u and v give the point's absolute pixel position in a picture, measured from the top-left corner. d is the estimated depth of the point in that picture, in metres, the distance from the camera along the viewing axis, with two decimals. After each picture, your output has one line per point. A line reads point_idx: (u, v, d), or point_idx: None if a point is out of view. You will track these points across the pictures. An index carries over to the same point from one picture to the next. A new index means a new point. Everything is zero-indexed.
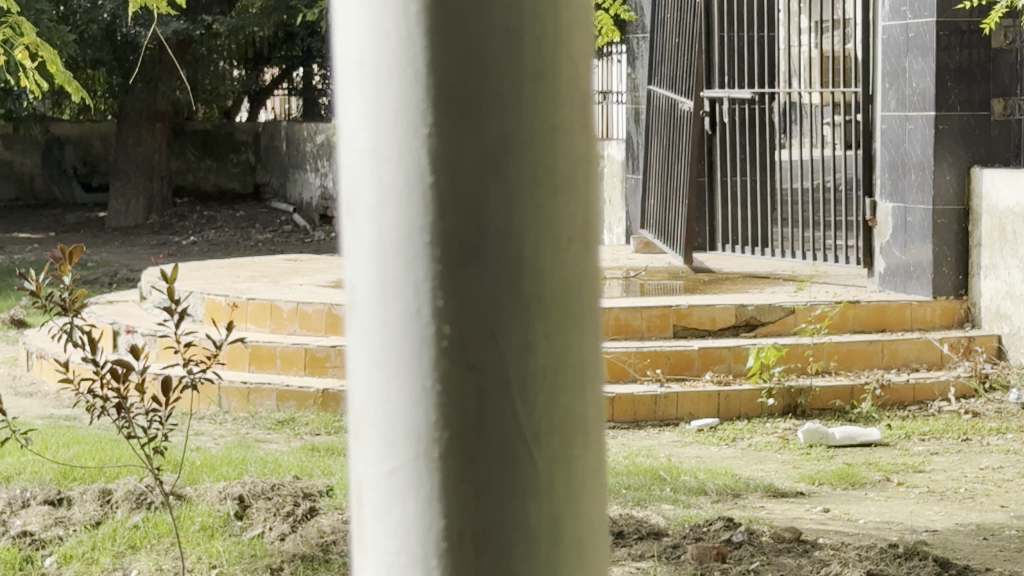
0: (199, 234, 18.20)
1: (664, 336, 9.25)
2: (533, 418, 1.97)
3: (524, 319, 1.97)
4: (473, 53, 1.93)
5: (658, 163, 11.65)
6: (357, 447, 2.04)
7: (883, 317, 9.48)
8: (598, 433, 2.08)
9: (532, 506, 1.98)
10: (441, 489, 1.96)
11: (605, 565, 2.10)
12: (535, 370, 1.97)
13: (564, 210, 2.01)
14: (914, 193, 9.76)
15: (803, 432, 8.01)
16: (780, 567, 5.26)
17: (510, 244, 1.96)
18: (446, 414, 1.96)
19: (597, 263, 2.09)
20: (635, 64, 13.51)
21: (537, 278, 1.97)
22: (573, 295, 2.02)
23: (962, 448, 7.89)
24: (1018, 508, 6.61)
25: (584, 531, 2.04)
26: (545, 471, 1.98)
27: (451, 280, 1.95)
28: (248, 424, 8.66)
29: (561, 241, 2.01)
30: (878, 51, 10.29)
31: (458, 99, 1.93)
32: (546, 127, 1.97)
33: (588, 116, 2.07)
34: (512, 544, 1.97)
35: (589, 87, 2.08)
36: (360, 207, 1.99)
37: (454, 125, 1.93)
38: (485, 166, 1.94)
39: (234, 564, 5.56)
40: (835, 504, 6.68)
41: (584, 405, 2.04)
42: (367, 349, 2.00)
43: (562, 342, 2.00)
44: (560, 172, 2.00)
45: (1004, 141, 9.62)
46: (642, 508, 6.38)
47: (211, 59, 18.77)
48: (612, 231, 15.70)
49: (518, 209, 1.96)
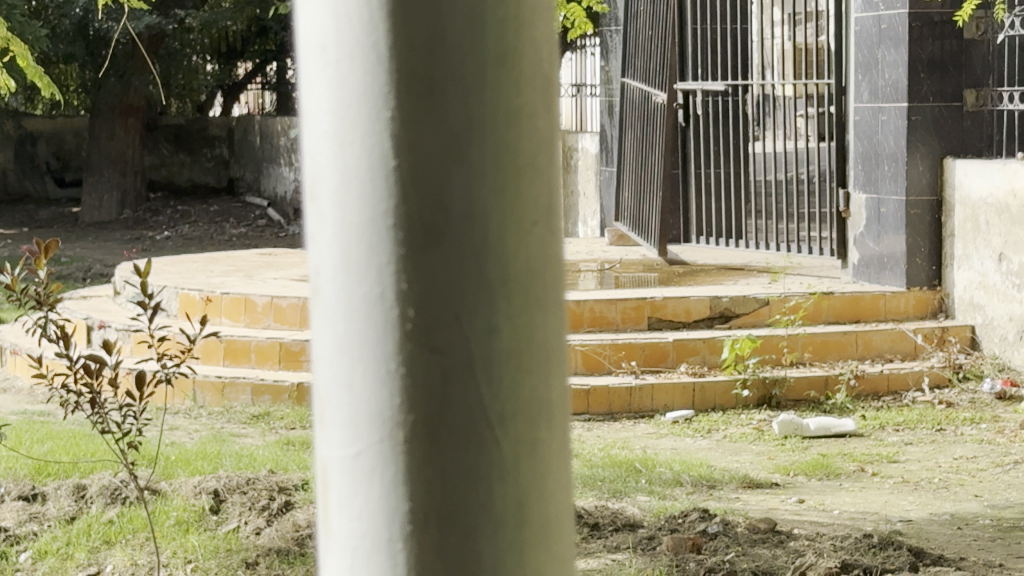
0: (172, 229, 18.16)
1: (639, 328, 9.25)
2: (496, 399, 1.97)
3: (486, 302, 1.96)
4: (435, 36, 1.92)
5: (632, 157, 11.67)
6: (322, 431, 2.04)
7: (857, 308, 9.48)
8: (564, 418, 2.07)
9: (497, 488, 1.97)
10: (405, 472, 1.96)
11: (572, 551, 2.09)
12: (499, 351, 1.96)
13: (528, 192, 1.99)
14: (886, 183, 9.80)
15: (778, 423, 8.03)
16: (755, 558, 5.27)
17: (473, 228, 1.95)
18: (411, 395, 1.95)
19: (560, 245, 2.08)
20: (608, 56, 13.53)
21: (501, 260, 1.96)
22: (538, 277, 2.01)
23: (936, 438, 7.92)
24: (992, 497, 6.63)
25: (550, 514, 2.03)
26: (509, 447, 1.98)
27: (415, 263, 1.95)
28: (223, 418, 8.64)
29: (526, 225, 1.99)
30: (850, 44, 10.31)
31: (420, 83, 1.93)
32: (508, 110, 1.96)
33: (551, 102, 2.05)
34: (478, 526, 1.97)
35: (553, 73, 2.06)
36: (324, 190, 1.99)
37: (417, 111, 1.93)
38: (448, 151, 1.94)
39: (209, 558, 5.56)
40: (809, 494, 6.70)
41: (549, 387, 2.04)
42: (331, 332, 2.00)
43: (526, 324, 1.99)
44: (523, 155, 1.99)
45: (977, 131, 9.66)
46: (617, 499, 6.40)
47: (185, 53, 18.73)
48: (588, 224, 15.69)
49: (481, 192, 1.95)
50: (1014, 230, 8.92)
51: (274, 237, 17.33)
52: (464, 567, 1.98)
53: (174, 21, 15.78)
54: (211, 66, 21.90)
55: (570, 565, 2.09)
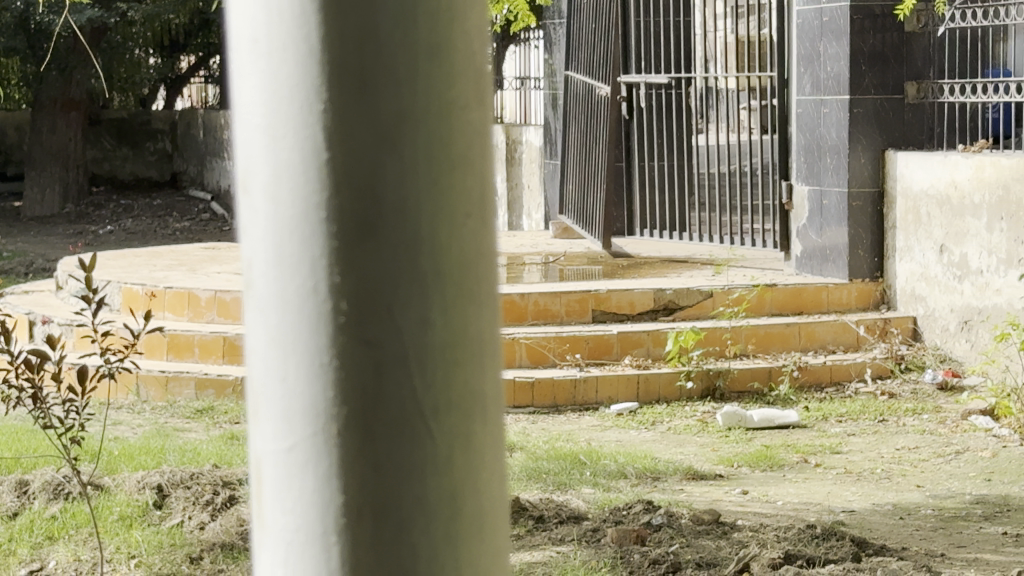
0: (115, 223, 18.07)
1: (584, 321, 9.25)
2: (429, 391, 1.94)
3: (420, 294, 1.93)
4: (368, 28, 1.89)
5: (576, 151, 11.69)
6: (255, 425, 2.00)
7: (800, 301, 9.57)
8: (494, 410, 2.05)
9: (429, 480, 1.95)
10: (340, 465, 1.93)
11: (503, 542, 2.06)
12: (430, 343, 1.94)
13: (459, 183, 1.97)
14: (829, 176, 9.85)
15: (721, 415, 8.06)
16: (699, 550, 5.29)
17: (405, 220, 1.92)
18: (344, 389, 1.92)
19: (491, 237, 2.06)
20: (552, 49, 13.55)
21: (432, 251, 1.94)
22: (469, 269, 1.99)
23: (879, 429, 7.97)
24: (933, 487, 6.68)
25: (481, 508, 2.01)
26: (440, 442, 1.96)
27: (347, 255, 1.91)
28: (166, 413, 8.61)
29: (457, 216, 1.97)
30: (792, 37, 10.35)
31: (353, 74, 1.89)
32: (439, 104, 1.93)
33: (480, 95, 2.03)
34: (411, 518, 1.94)
35: (481, 66, 2.04)
36: (256, 184, 1.95)
37: (350, 103, 1.89)
38: (381, 143, 1.90)
39: (153, 553, 5.54)
40: (753, 485, 6.73)
41: (481, 379, 2.01)
42: (265, 326, 1.96)
43: (456, 316, 1.97)
44: (454, 147, 1.96)
45: (918, 124, 9.70)
46: (562, 492, 6.41)
47: (127, 48, 18.64)
48: (532, 217, 15.71)
49: (414, 184, 1.92)
50: (956, 221, 8.95)
51: (218, 230, 17.27)
52: (397, 561, 1.95)
53: (116, 15, 15.70)
54: (153, 59, 21.79)
55: (500, 557, 2.06)
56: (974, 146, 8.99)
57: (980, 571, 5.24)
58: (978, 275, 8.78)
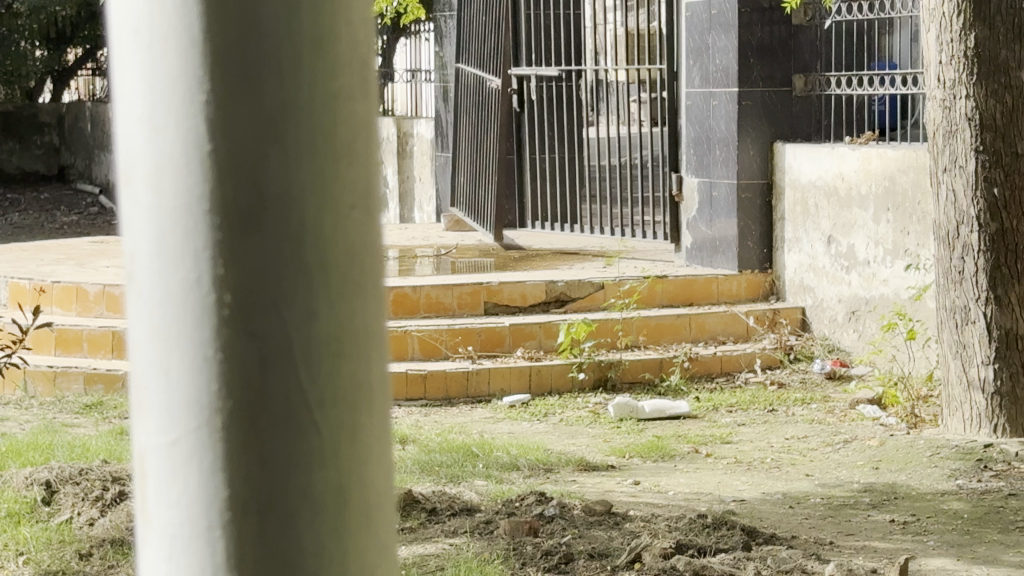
0: (3, 217, 17.87)
1: (476, 313, 9.25)
2: (316, 385, 1.88)
3: (307, 286, 1.86)
4: (250, 17, 1.81)
5: (467, 143, 11.70)
6: (135, 419, 1.92)
7: (691, 292, 9.62)
8: (382, 403, 1.97)
9: (317, 476, 1.88)
10: (224, 461, 1.87)
11: (393, 536, 2.00)
12: (319, 335, 1.87)
13: (347, 173, 1.89)
14: (718, 168, 9.92)
15: (613, 406, 8.10)
16: (591, 540, 5.31)
17: (289, 211, 1.85)
18: (229, 381, 1.85)
19: (380, 227, 1.97)
20: (443, 41, 13.56)
21: (320, 244, 1.87)
22: (358, 259, 1.91)
23: (768, 418, 8.04)
24: (822, 476, 6.74)
25: (371, 503, 1.95)
26: (328, 437, 1.89)
27: (231, 248, 1.84)
28: (54, 408, 8.52)
29: (343, 209, 1.89)
30: (681, 30, 10.42)
31: (236, 62, 1.82)
32: (326, 91, 1.85)
33: (369, 79, 1.94)
34: (297, 515, 1.88)
35: (370, 48, 1.95)
36: (136, 173, 1.87)
37: (233, 94, 1.82)
38: (265, 133, 1.83)
39: (41, 550, 5.48)
40: (644, 476, 6.77)
41: (369, 371, 1.94)
42: (146, 320, 1.88)
43: (346, 308, 1.89)
44: (341, 138, 1.88)
45: (806, 116, 9.81)
46: (455, 484, 6.42)
47: (13, 40, 18.44)
48: (425, 209, 15.71)
49: (300, 174, 1.84)
50: (843, 212, 9.07)
51: (107, 224, 17.12)
52: (284, 560, 1.89)
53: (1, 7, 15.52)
54: (40, 52, 21.56)
55: (391, 549, 2.00)
56: (861, 138, 9.09)
57: (869, 558, 5.30)
58: (866, 265, 8.91)
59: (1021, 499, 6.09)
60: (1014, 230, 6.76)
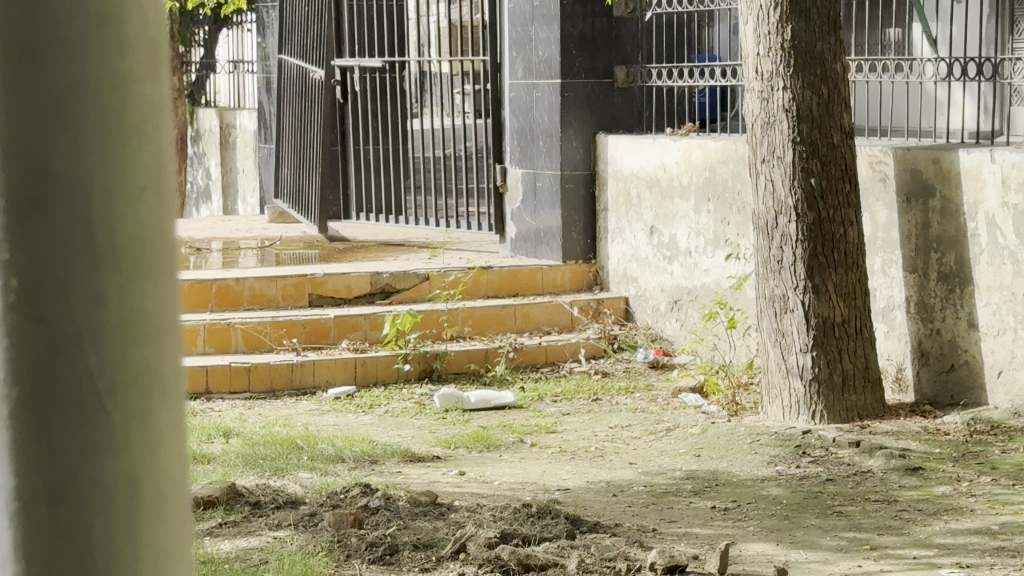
0: None
1: (300, 305, 9.19)
2: (105, 364, 1.98)
3: (93, 271, 1.96)
4: (32, 17, 1.92)
5: (290, 135, 11.63)
6: None
7: (515, 282, 9.66)
8: (174, 384, 2.07)
9: (105, 453, 1.99)
10: (14, 439, 1.96)
11: (184, 511, 2.10)
12: (105, 319, 1.97)
13: (135, 156, 1.98)
14: (542, 159, 9.98)
15: (438, 397, 8.10)
16: (416, 531, 5.32)
17: (77, 204, 1.95)
18: (24, 361, 1.96)
19: (171, 210, 2.06)
20: (265, 33, 13.47)
21: (106, 231, 1.96)
22: (146, 246, 2.00)
23: (593, 408, 8.10)
24: (645, 464, 6.81)
25: (164, 479, 2.05)
26: (117, 415, 1.99)
27: (16, 234, 1.94)
28: None
29: (133, 190, 1.98)
30: (504, 22, 10.45)
31: (23, 47, 1.92)
32: (110, 84, 1.96)
33: (158, 74, 2.03)
34: (84, 487, 1.98)
35: (156, 44, 2.05)
36: None
37: (21, 79, 1.93)
38: (50, 124, 1.93)
39: None
40: (470, 466, 6.79)
41: (160, 354, 2.03)
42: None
43: (133, 291, 1.99)
44: (128, 120, 1.98)
45: (628, 107, 9.94)
46: (279, 477, 6.38)
47: None
48: (248, 202, 15.60)
49: (83, 163, 1.95)
50: (665, 203, 9.18)
51: None
52: (71, 530, 1.99)
53: None
54: None
55: (183, 525, 2.10)
56: (681, 129, 9.20)
57: (690, 544, 5.37)
58: (687, 255, 9.03)
59: (839, 484, 6.20)
60: (830, 219, 6.89)
